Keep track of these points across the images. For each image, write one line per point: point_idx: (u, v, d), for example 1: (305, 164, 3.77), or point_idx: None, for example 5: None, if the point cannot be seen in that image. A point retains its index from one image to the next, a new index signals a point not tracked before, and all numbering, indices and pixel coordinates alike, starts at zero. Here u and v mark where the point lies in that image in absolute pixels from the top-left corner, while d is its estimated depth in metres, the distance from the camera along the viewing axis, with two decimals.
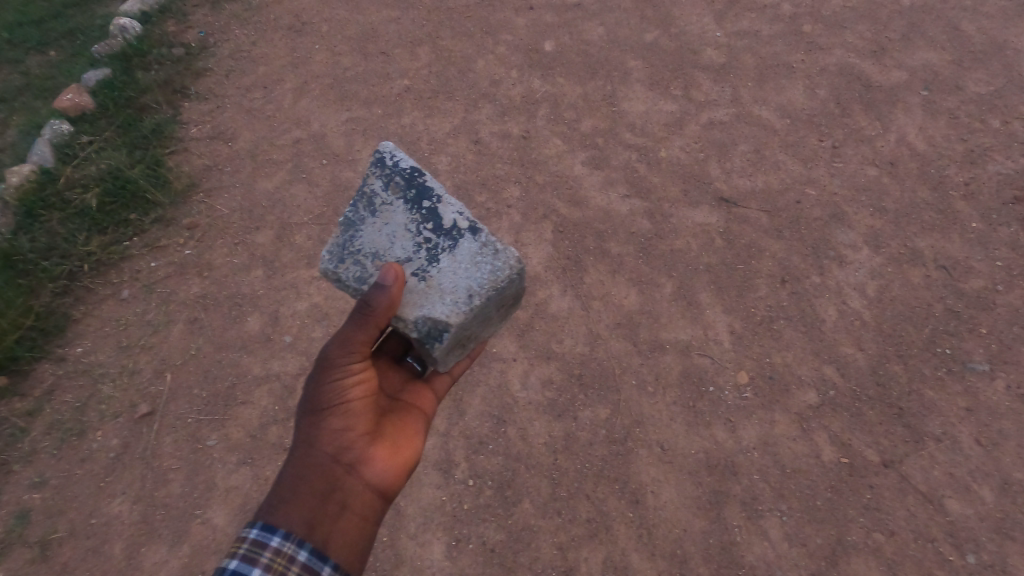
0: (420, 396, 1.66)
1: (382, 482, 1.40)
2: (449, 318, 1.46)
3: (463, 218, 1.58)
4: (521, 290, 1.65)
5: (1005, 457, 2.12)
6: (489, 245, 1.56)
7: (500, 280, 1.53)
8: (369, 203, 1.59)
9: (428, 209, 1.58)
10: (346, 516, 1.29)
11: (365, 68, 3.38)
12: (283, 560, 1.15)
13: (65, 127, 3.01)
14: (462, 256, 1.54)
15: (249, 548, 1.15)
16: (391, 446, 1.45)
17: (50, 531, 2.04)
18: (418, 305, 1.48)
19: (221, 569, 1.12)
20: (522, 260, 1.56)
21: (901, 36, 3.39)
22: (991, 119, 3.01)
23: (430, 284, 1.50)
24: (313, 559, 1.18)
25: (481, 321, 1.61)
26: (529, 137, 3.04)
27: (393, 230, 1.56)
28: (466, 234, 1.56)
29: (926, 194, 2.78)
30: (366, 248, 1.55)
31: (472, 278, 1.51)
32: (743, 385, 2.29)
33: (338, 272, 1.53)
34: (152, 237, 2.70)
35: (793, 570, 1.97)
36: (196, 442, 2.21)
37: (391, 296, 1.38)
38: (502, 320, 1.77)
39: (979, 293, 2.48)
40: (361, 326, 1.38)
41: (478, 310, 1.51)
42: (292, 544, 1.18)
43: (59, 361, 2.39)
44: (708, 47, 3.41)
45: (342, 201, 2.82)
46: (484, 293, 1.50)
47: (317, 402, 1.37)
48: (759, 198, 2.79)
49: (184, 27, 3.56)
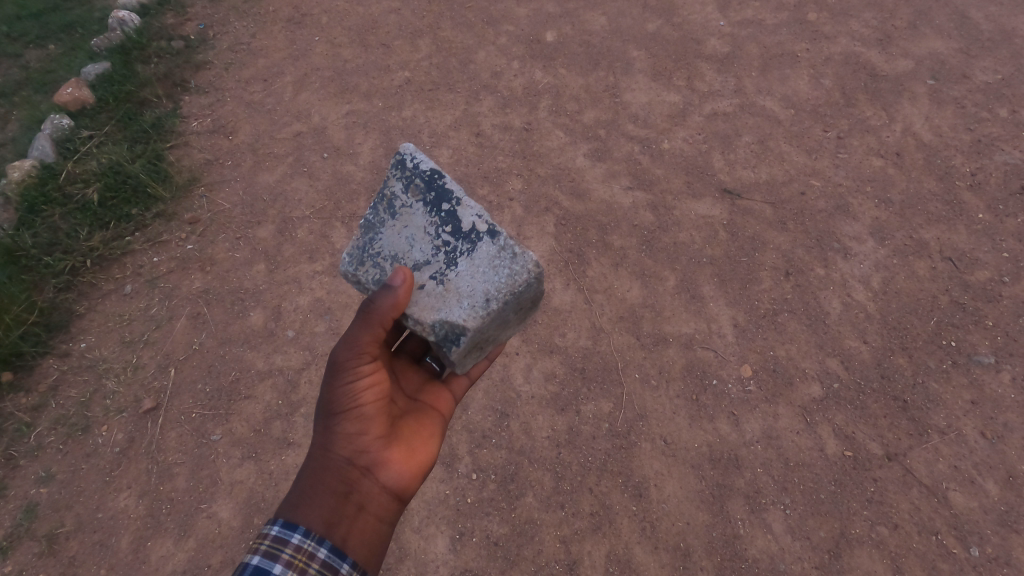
0: (436, 398, 1.69)
1: (399, 484, 1.40)
2: (466, 322, 1.46)
3: (482, 221, 1.54)
4: (540, 293, 1.61)
5: (1009, 450, 2.12)
6: (508, 248, 1.52)
7: (518, 284, 1.49)
8: (389, 206, 1.59)
9: (448, 212, 1.55)
10: (363, 517, 1.29)
11: (365, 60, 3.36)
12: (304, 557, 1.15)
13: (66, 122, 3.00)
14: (480, 260, 1.51)
15: (271, 545, 1.15)
16: (406, 449, 1.45)
17: (57, 526, 2.06)
18: (435, 309, 1.48)
19: (244, 565, 1.12)
20: (542, 265, 1.52)
21: (907, 24, 3.35)
22: (998, 109, 2.98)
23: (448, 287, 1.50)
24: (333, 557, 1.18)
25: (499, 325, 1.60)
26: (531, 129, 3.02)
27: (412, 233, 1.55)
28: (485, 237, 1.53)
29: (933, 185, 2.75)
30: (386, 251, 1.55)
31: (490, 282, 1.49)
32: (746, 378, 2.29)
33: (358, 274, 1.55)
34: (154, 232, 2.70)
35: (796, 563, 1.97)
36: (201, 437, 2.22)
37: (397, 297, 1.37)
38: (521, 323, 1.74)
39: (985, 285, 2.46)
40: (367, 327, 1.37)
41: (496, 314, 1.49)
42: (312, 541, 1.18)
43: (64, 356, 2.40)
44: (711, 37, 3.38)
45: (343, 194, 2.80)
46: (502, 298, 1.48)
47: (331, 406, 1.37)
48: (762, 190, 2.77)
49: (183, 20, 3.54)
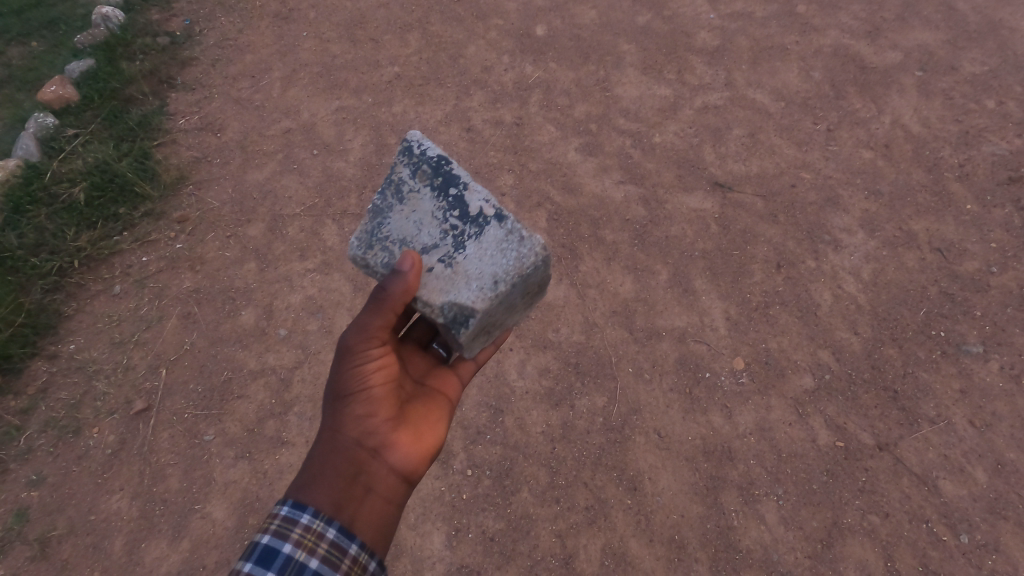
0: (444, 382, 1.68)
1: (407, 467, 1.39)
2: (475, 303, 1.45)
3: (490, 205, 1.56)
4: (546, 277, 1.63)
5: (998, 439, 2.14)
6: (515, 232, 1.53)
7: (526, 267, 1.51)
8: (397, 191, 1.57)
9: (455, 196, 1.55)
10: (371, 498, 1.28)
11: (354, 55, 3.33)
12: (313, 537, 1.15)
13: (50, 120, 2.95)
14: (488, 243, 1.52)
15: (281, 524, 1.16)
16: (415, 431, 1.44)
17: (49, 529, 2.04)
18: (444, 291, 1.47)
19: (254, 544, 1.13)
20: (548, 248, 1.53)
21: (895, 16, 3.37)
22: (986, 100, 3.00)
23: (456, 270, 1.49)
24: (341, 537, 1.17)
25: (507, 308, 1.60)
26: (522, 124, 3.01)
27: (420, 217, 1.55)
28: (493, 220, 1.54)
29: (921, 177, 2.77)
30: (394, 235, 1.54)
31: (498, 264, 1.50)
32: (739, 370, 2.30)
33: (367, 258, 1.53)
34: (142, 231, 2.67)
35: (790, 554, 1.98)
36: (193, 438, 2.20)
37: (407, 282, 1.38)
38: (526, 308, 1.76)
39: (973, 275, 2.49)
40: (377, 311, 1.38)
41: (504, 296, 1.50)
42: (321, 522, 1.18)
43: (52, 358, 2.37)
44: (701, 30, 3.38)
45: (334, 190, 2.78)
46: (510, 280, 1.49)
47: (340, 388, 1.37)
48: (753, 183, 2.78)
49: (168, 15, 3.49)
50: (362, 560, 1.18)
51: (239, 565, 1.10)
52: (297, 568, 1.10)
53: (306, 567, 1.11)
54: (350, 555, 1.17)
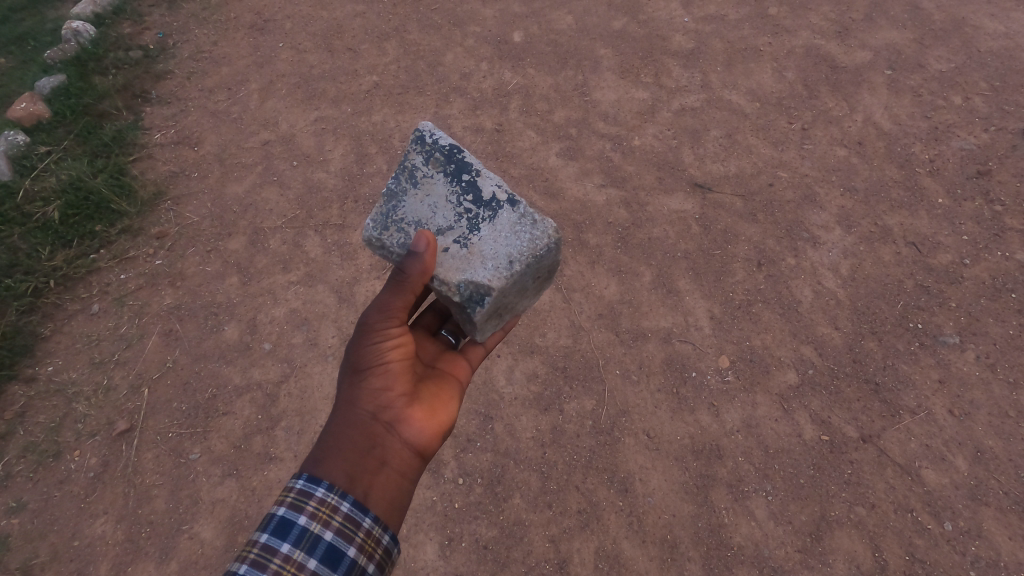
0: (454, 365, 1.67)
1: (420, 442, 1.36)
2: (491, 282, 1.46)
3: (502, 191, 1.58)
4: (557, 261, 1.66)
5: (977, 427, 2.19)
6: (527, 216, 1.56)
7: (539, 249, 1.53)
8: (410, 176, 1.57)
9: (468, 182, 1.56)
10: (385, 472, 1.26)
11: (332, 65, 3.32)
12: (327, 510, 1.13)
13: (21, 138, 2.89)
14: (502, 226, 1.53)
15: (296, 497, 1.14)
16: (428, 407, 1.42)
17: (30, 557, 1.99)
18: (459, 270, 1.47)
19: (270, 516, 1.12)
20: (559, 231, 1.58)
21: (864, 17, 3.45)
22: (953, 96, 3.07)
23: (472, 250, 1.50)
24: (355, 511, 1.16)
25: (518, 291, 1.62)
26: (502, 130, 3.02)
27: (434, 201, 1.54)
28: (505, 205, 1.56)
29: (894, 173, 2.84)
30: (409, 217, 1.52)
31: (512, 245, 1.51)
32: (724, 368, 2.33)
33: (383, 239, 1.51)
34: (119, 248, 2.63)
35: (780, 549, 2.01)
36: (179, 457, 2.17)
37: (424, 262, 1.37)
38: (535, 294, 1.79)
39: (947, 267, 2.54)
40: (398, 291, 1.38)
41: (518, 276, 1.51)
42: (335, 495, 1.16)
43: (29, 382, 2.32)
44: (676, 33, 3.42)
45: (316, 202, 2.76)
46: (524, 260, 1.51)
47: (357, 363, 1.37)
48: (732, 183, 2.82)
49: (140, 28, 3.46)
50: (375, 534, 1.17)
51: (255, 536, 1.09)
52: (311, 540, 1.09)
53: (321, 539, 1.10)
54: (364, 528, 1.15)
